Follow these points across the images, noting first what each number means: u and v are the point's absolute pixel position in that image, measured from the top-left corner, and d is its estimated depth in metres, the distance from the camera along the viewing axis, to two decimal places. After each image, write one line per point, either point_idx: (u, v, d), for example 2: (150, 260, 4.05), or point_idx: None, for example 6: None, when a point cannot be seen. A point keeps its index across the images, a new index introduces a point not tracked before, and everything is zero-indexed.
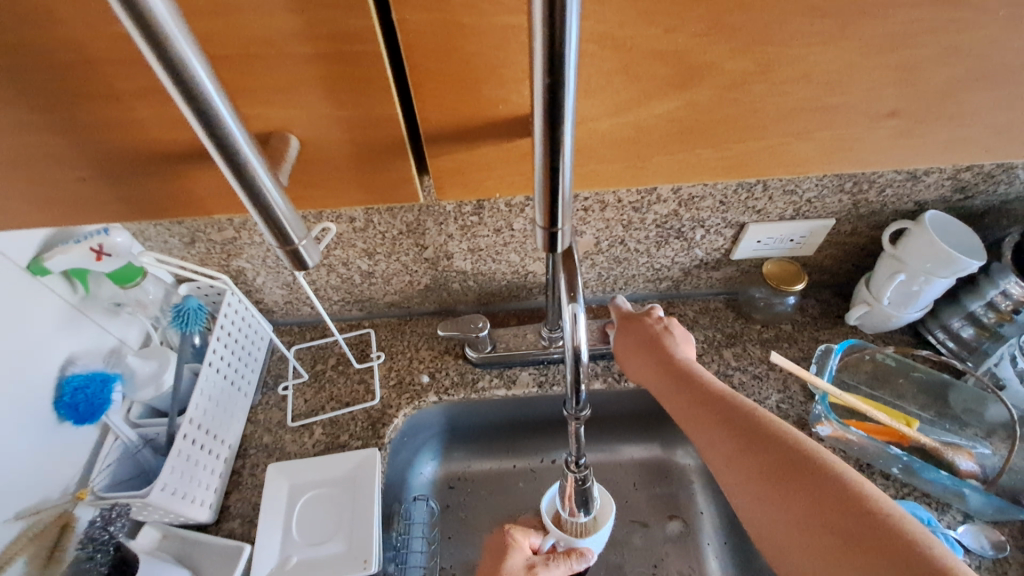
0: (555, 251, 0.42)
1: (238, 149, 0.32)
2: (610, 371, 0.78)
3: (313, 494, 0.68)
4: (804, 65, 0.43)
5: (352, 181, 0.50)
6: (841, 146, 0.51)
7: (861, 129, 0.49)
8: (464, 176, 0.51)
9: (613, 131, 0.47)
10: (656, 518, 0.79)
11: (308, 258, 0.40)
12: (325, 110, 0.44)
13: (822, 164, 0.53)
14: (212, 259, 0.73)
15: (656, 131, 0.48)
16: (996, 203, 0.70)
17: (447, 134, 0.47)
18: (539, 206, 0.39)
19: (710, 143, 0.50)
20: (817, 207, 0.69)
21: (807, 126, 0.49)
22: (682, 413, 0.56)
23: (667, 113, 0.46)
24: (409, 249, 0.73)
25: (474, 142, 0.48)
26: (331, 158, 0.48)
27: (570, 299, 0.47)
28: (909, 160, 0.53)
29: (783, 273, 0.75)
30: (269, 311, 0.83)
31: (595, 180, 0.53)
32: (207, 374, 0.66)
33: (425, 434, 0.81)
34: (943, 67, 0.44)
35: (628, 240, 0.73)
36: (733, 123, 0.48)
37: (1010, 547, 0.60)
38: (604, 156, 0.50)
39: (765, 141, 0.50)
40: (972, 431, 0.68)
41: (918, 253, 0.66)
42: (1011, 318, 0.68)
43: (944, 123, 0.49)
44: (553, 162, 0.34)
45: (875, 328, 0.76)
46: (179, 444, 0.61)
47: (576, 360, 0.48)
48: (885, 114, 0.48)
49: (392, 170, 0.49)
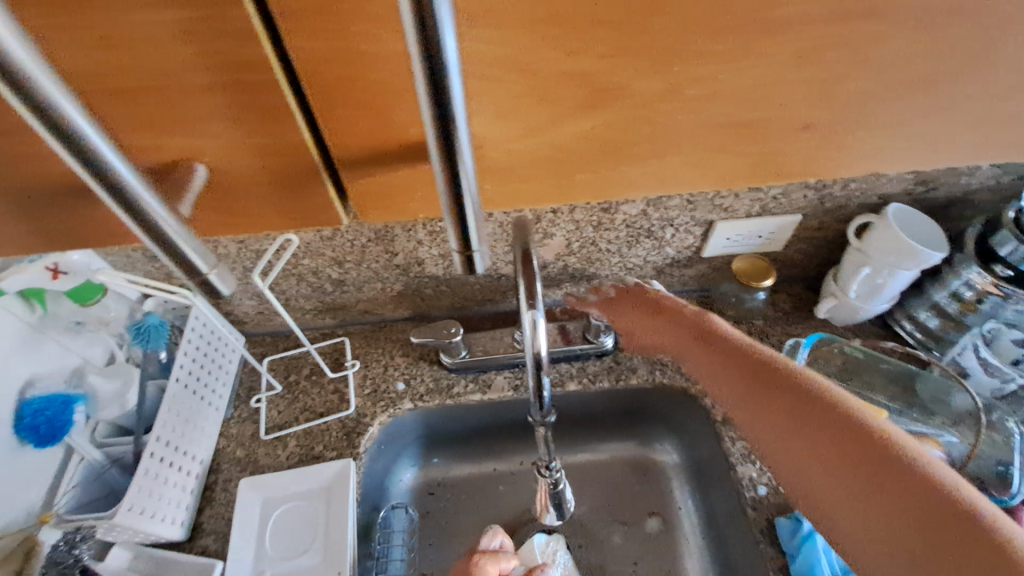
0: (474, 273, 0.43)
1: (130, 188, 0.32)
2: (584, 371, 0.78)
3: (286, 508, 0.67)
4: (714, 82, 0.46)
5: (273, 208, 0.54)
6: (773, 155, 0.54)
7: (782, 142, 0.52)
8: (386, 199, 0.55)
9: (531, 150, 0.51)
10: (637, 515, 0.80)
11: (221, 287, 0.40)
12: (234, 138, 0.47)
13: (748, 177, 0.56)
14: (178, 273, 0.72)
15: (581, 147, 0.51)
16: (959, 194, 0.70)
17: (363, 158, 0.50)
18: (451, 230, 0.40)
19: (634, 158, 0.53)
20: (782, 203, 0.70)
21: (729, 144, 0.52)
22: (734, 386, 0.61)
23: (586, 131, 0.49)
24: (379, 256, 0.72)
25: (390, 165, 0.51)
26: (252, 181, 0.51)
27: (530, 306, 0.47)
28: (831, 171, 0.56)
29: (752, 269, 0.75)
30: (239, 323, 0.82)
31: (525, 196, 0.56)
32: (174, 389, 0.65)
33: (403, 441, 0.81)
34: (858, 79, 0.47)
35: (599, 241, 0.73)
36: (653, 137, 0.50)
37: None
38: (526, 174, 0.53)
39: (685, 154, 0.52)
40: (940, 419, 0.68)
41: (883, 247, 0.67)
42: (975, 308, 0.69)
43: (867, 133, 0.52)
44: (457, 190, 0.36)
45: (844, 320, 0.77)
46: (146, 462, 0.60)
47: (538, 365, 0.48)
48: (803, 126, 0.51)
49: (314, 195, 0.53)
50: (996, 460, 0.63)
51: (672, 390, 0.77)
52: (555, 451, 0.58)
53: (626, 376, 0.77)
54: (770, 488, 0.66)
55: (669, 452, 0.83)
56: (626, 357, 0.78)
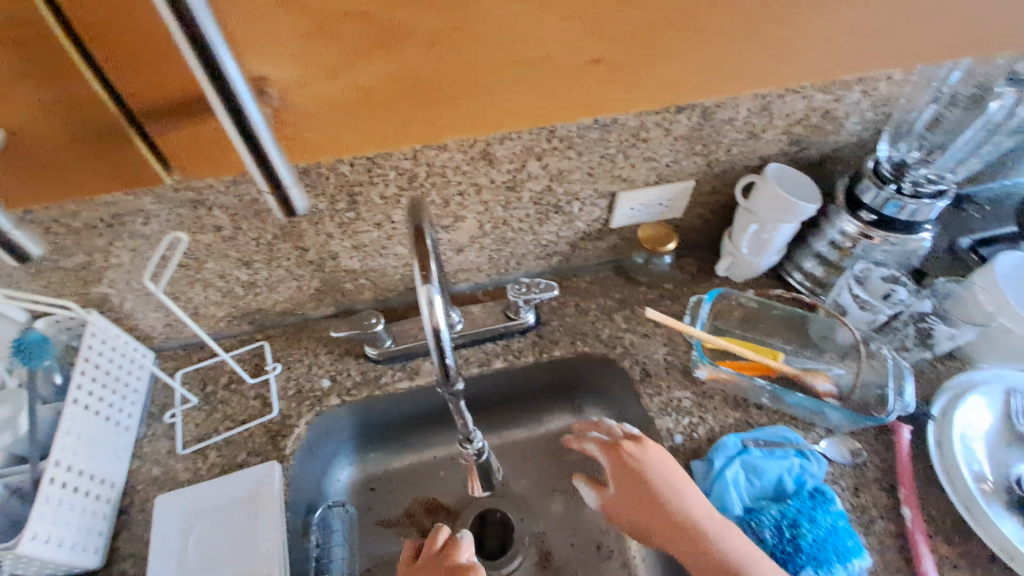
0: (293, 212, 0.48)
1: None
2: (509, 348, 0.79)
3: (208, 520, 0.64)
4: (494, 18, 0.52)
5: (88, 164, 0.54)
6: (570, 93, 0.61)
7: (575, 75, 0.59)
8: (202, 153, 0.56)
9: (339, 95, 0.54)
10: (574, 483, 0.83)
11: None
12: (23, 93, 0.47)
13: (555, 112, 0.62)
14: (68, 289, 0.67)
15: (384, 91, 0.55)
16: (829, 152, 0.78)
17: (162, 109, 0.52)
18: (257, 173, 0.45)
19: (442, 102, 0.58)
20: (675, 170, 0.75)
21: (524, 81, 0.58)
22: (673, 543, 0.58)
23: (386, 75, 0.54)
24: (289, 253, 0.71)
25: (191, 116, 0.53)
26: (50, 142, 0.52)
27: (425, 281, 0.48)
28: (625, 105, 0.64)
29: (657, 236, 0.80)
30: (147, 337, 0.78)
31: (350, 145, 0.60)
32: (73, 411, 0.61)
33: (337, 440, 0.79)
34: (626, 11, 0.54)
35: (510, 220, 0.75)
36: (453, 75, 0.56)
37: (867, 454, 0.69)
38: (339, 121, 0.57)
39: (488, 92, 0.58)
40: (829, 355, 0.76)
41: (765, 204, 0.72)
42: (851, 253, 0.77)
43: (660, 65, 0.60)
44: (256, 148, 0.42)
45: (743, 276, 0.83)
46: (47, 488, 0.55)
47: (439, 340, 0.49)
48: (591, 61, 0.58)
49: (123, 151, 0.54)
50: (876, 386, 0.71)
51: (593, 355, 0.79)
52: (474, 424, 0.60)
53: (549, 349, 0.79)
54: (685, 436, 0.70)
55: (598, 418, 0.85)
56: (548, 331, 0.81)
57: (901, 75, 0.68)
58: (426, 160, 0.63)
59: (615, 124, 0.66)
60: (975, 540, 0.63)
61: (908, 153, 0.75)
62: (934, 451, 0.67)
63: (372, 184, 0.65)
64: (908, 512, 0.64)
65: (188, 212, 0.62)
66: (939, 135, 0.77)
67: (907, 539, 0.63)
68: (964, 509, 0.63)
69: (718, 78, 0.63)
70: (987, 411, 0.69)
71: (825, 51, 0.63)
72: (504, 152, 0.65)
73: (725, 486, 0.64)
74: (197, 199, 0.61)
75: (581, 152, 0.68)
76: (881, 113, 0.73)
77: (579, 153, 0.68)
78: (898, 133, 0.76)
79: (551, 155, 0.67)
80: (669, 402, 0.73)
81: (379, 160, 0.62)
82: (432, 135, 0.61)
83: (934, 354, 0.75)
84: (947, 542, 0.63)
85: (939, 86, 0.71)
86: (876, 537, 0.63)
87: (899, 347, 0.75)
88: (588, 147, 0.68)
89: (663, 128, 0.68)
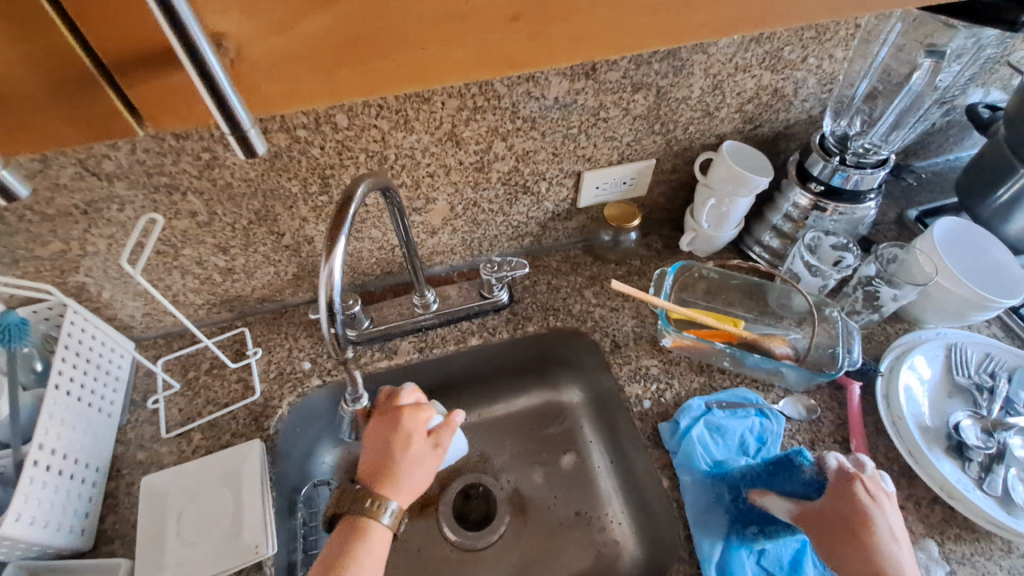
0: (256, 156, 0.44)
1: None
2: (484, 326, 0.82)
3: (195, 498, 0.65)
4: None
5: (55, 120, 0.46)
6: (500, 50, 0.53)
7: (501, 36, 0.51)
8: (168, 104, 0.48)
9: (286, 47, 0.47)
10: (552, 455, 0.85)
11: (17, 188, 0.41)
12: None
13: (492, 71, 0.55)
14: (44, 278, 0.68)
15: (330, 45, 0.47)
16: (781, 129, 0.82)
17: (130, 60, 0.43)
18: (216, 115, 0.41)
19: (382, 55, 0.50)
20: (637, 149, 0.78)
21: (454, 36, 0.50)
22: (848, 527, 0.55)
23: (327, 29, 0.46)
24: (265, 238, 0.73)
25: (163, 68, 0.45)
26: (16, 97, 0.44)
27: (328, 259, 0.49)
28: (569, 60, 0.56)
29: (622, 213, 0.83)
30: (126, 327, 0.79)
31: (297, 98, 0.51)
32: (55, 397, 0.61)
33: (320, 423, 0.81)
34: None
35: (481, 201, 0.78)
36: (389, 32, 0.48)
37: (821, 409, 0.73)
38: (293, 76, 0.49)
39: (429, 50, 0.51)
40: (787, 321, 0.81)
41: (721, 178, 0.76)
42: (803, 224, 0.82)
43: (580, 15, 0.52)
44: (214, 90, 0.39)
45: (706, 251, 0.87)
46: (30, 470, 0.56)
47: (331, 312, 0.51)
48: (513, 18, 0.50)
49: (94, 103, 0.46)
50: (830, 347, 0.75)
51: (566, 330, 0.82)
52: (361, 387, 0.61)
53: (523, 325, 0.82)
54: (653, 401, 0.74)
55: (575, 393, 0.89)
56: (522, 308, 0.84)
57: (841, 53, 0.73)
58: (395, 143, 0.66)
59: (575, 105, 0.69)
60: (920, 483, 0.68)
61: (850, 127, 0.80)
62: (881, 404, 0.72)
63: (344, 167, 0.67)
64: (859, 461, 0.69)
65: (163, 198, 0.64)
66: (879, 108, 0.80)
67: None
68: (909, 455, 0.68)
69: (671, 59, 0.67)
70: (928, 366, 0.74)
71: (768, 31, 0.67)
72: (470, 133, 0.68)
73: (691, 443, 0.67)
74: (171, 184, 0.62)
75: (544, 133, 0.71)
76: (827, 91, 0.78)
77: (542, 133, 0.71)
78: (840, 109, 0.81)
79: (516, 135, 0.71)
80: (637, 370, 0.77)
81: (348, 143, 0.64)
82: (399, 117, 0.63)
83: (881, 316, 0.80)
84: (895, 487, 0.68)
85: (872, 63, 0.76)
86: None
87: (849, 310, 0.81)
88: (551, 128, 0.71)
89: (622, 108, 0.71)
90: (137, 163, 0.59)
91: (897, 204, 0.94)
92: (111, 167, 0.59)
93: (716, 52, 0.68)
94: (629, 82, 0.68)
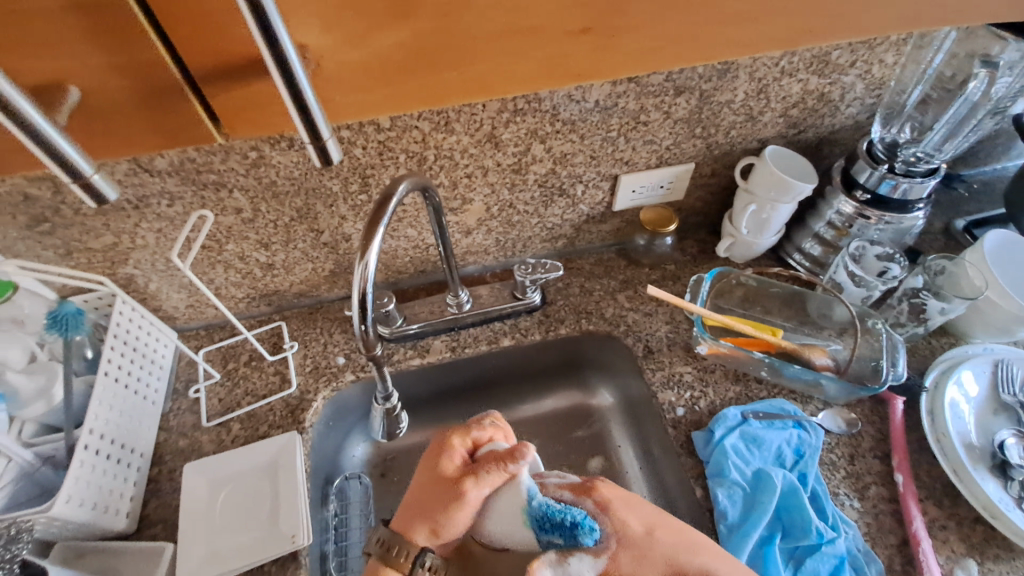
0: (330, 163, 0.47)
1: (24, 114, 0.35)
2: (516, 327, 0.82)
3: (234, 486, 0.67)
4: None
5: (145, 125, 0.55)
6: (560, 58, 0.60)
7: (566, 46, 0.59)
8: (250, 113, 0.57)
9: (361, 61, 0.55)
10: (580, 459, 0.84)
11: (107, 192, 0.42)
12: (93, 59, 0.48)
13: (551, 81, 0.63)
14: (96, 269, 0.71)
15: (400, 57, 0.55)
16: (825, 135, 0.80)
17: (218, 74, 0.52)
18: (299, 124, 0.43)
19: (448, 66, 0.58)
20: (676, 153, 0.77)
21: (518, 47, 0.58)
22: None
23: (401, 43, 0.54)
24: (305, 235, 0.74)
25: (245, 78, 0.53)
26: (120, 103, 0.53)
27: (363, 258, 0.50)
28: (621, 70, 0.64)
29: (658, 217, 0.82)
30: (169, 318, 0.81)
31: (369, 109, 0.60)
32: (104, 383, 0.64)
33: (352, 417, 0.82)
34: None
35: (516, 203, 0.78)
36: (459, 45, 0.56)
37: (861, 424, 0.71)
38: (364, 85, 0.57)
39: (493, 58, 0.58)
40: (827, 332, 0.79)
41: (763, 184, 0.75)
42: (847, 233, 0.81)
43: (633, 35, 0.60)
44: (299, 101, 0.41)
45: (743, 257, 0.86)
46: (81, 454, 0.58)
47: (363, 306, 0.51)
48: (579, 30, 0.58)
49: (181, 110, 0.55)
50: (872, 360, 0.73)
51: (598, 333, 0.82)
52: (389, 381, 0.63)
53: (555, 327, 0.82)
54: (686, 408, 0.73)
55: (607, 397, 0.87)
56: (554, 310, 0.84)
57: (892, 59, 0.71)
58: (435, 144, 0.66)
59: (616, 108, 0.68)
60: (964, 503, 0.66)
61: (900, 134, 0.78)
62: (925, 420, 0.70)
63: (384, 167, 0.68)
64: (901, 477, 0.67)
65: (211, 195, 0.65)
66: (931, 115, 0.78)
67: (900, 503, 0.66)
68: (953, 474, 0.66)
69: (717, 63, 0.66)
70: (976, 383, 0.72)
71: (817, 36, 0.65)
72: (510, 135, 0.68)
73: (726, 453, 0.67)
74: (219, 181, 0.64)
75: (584, 136, 0.71)
76: (875, 96, 0.76)
77: (582, 136, 0.71)
78: (890, 115, 0.78)
79: (554, 138, 0.70)
80: (671, 377, 0.76)
81: (390, 144, 0.65)
82: (440, 119, 0.64)
83: (927, 329, 0.78)
84: (936, 506, 0.66)
85: (925, 69, 0.74)
86: (869, 502, 0.66)
87: (893, 322, 0.79)
88: (590, 130, 0.70)
89: (663, 111, 0.70)
90: (187, 161, 0.61)
91: (944, 214, 0.91)
92: (163, 165, 0.61)
93: (763, 58, 0.66)
94: (672, 85, 0.67)
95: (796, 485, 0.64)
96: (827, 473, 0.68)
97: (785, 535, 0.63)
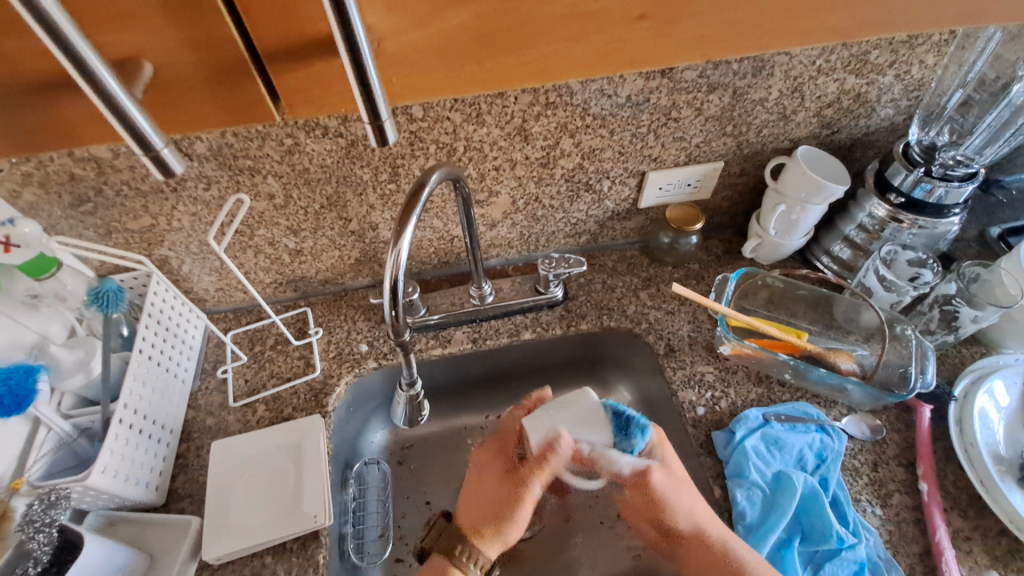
0: (387, 144, 0.48)
1: (106, 84, 0.37)
2: (537, 321, 0.83)
3: (259, 464, 0.69)
4: None
5: (204, 105, 0.57)
6: (615, 47, 0.60)
7: (621, 32, 0.59)
8: (309, 92, 0.58)
9: (422, 43, 0.55)
10: None
11: (175, 165, 0.43)
12: (162, 36, 0.50)
13: (604, 68, 0.63)
14: (133, 249, 0.73)
15: (460, 41, 0.56)
16: (860, 136, 0.79)
17: (283, 52, 0.54)
18: (359, 102, 0.44)
19: (505, 47, 0.58)
20: (705, 151, 0.77)
21: (578, 33, 0.58)
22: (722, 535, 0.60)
23: (462, 25, 0.54)
24: (334, 222, 0.75)
25: (309, 58, 0.55)
26: (185, 80, 0.54)
27: (395, 245, 0.51)
28: (674, 56, 0.63)
29: (684, 215, 0.82)
30: (199, 300, 0.83)
31: (423, 89, 0.60)
32: (138, 360, 0.66)
33: (372, 403, 0.84)
34: None
35: (543, 196, 0.78)
36: (519, 29, 0.56)
37: (886, 430, 0.70)
38: (419, 67, 0.57)
39: (550, 46, 0.59)
40: (854, 336, 0.78)
41: (795, 184, 0.74)
42: (878, 236, 0.80)
43: (686, 24, 0.59)
44: (362, 80, 0.42)
45: (770, 258, 0.85)
46: (116, 428, 0.60)
47: (395, 287, 0.52)
48: (636, 16, 0.58)
49: (244, 89, 0.56)
50: (900, 367, 0.72)
51: (619, 330, 0.82)
52: (415, 369, 0.63)
53: (576, 323, 0.82)
54: (707, 408, 0.73)
55: (625, 393, 0.87)
56: (576, 306, 0.84)
57: (934, 59, 0.69)
58: (466, 135, 0.67)
59: (647, 103, 0.68)
60: (990, 514, 0.65)
61: (938, 137, 0.76)
62: (954, 429, 0.69)
63: (414, 157, 0.68)
64: (926, 486, 0.65)
65: (246, 179, 0.67)
66: (972, 117, 0.75)
67: (924, 512, 0.64)
68: (980, 485, 0.65)
69: (754, 60, 0.65)
70: (1008, 393, 0.70)
71: (859, 34, 0.64)
72: (540, 128, 0.68)
73: (746, 454, 0.66)
74: (254, 167, 0.66)
75: (613, 131, 0.71)
76: (913, 98, 0.74)
77: (611, 131, 0.71)
78: (929, 118, 0.76)
79: (584, 132, 0.70)
80: (692, 375, 0.76)
81: (421, 134, 0.65)
82: (472, 110, 0.64)
83: (958, 337, 0.76)
84: (961, 516, 0.65)
85: (967, 72, 0.72)
86: (892, 509, 0.65)
87: (923, 329, 0.77)
88: (620, 126, 0.70)
89: (695, 108, 0.70)
90: (225, 146, 0.62)
91: (979, 220, 0.89)
92: (202, 149, 0.62)
93: (800, 54, 0.65)
94: (706, 82, 0.67)
95: (817, 489, 0.64)
96: (849, 478, 0.67)
97: (805, 538, 0.63)
